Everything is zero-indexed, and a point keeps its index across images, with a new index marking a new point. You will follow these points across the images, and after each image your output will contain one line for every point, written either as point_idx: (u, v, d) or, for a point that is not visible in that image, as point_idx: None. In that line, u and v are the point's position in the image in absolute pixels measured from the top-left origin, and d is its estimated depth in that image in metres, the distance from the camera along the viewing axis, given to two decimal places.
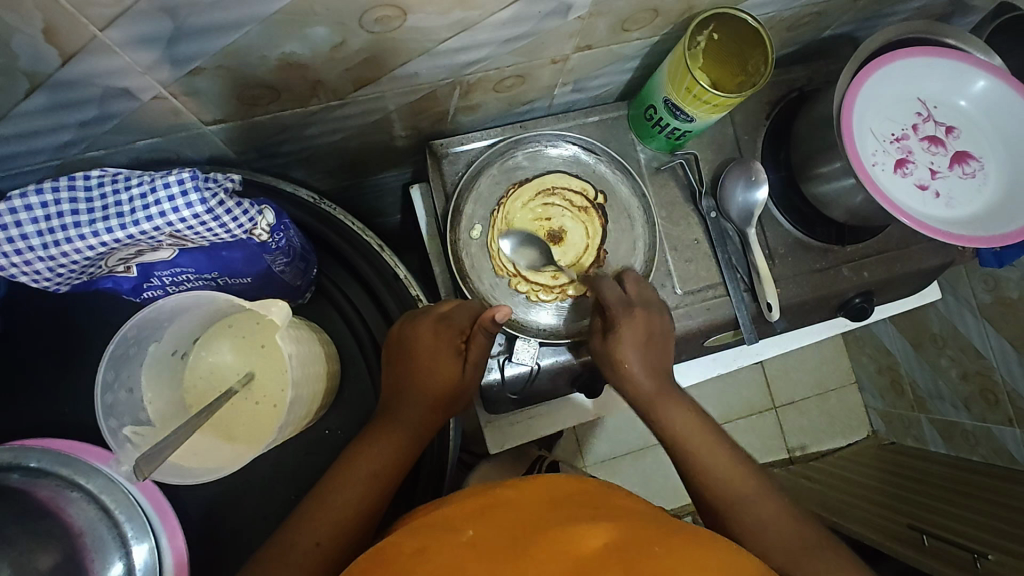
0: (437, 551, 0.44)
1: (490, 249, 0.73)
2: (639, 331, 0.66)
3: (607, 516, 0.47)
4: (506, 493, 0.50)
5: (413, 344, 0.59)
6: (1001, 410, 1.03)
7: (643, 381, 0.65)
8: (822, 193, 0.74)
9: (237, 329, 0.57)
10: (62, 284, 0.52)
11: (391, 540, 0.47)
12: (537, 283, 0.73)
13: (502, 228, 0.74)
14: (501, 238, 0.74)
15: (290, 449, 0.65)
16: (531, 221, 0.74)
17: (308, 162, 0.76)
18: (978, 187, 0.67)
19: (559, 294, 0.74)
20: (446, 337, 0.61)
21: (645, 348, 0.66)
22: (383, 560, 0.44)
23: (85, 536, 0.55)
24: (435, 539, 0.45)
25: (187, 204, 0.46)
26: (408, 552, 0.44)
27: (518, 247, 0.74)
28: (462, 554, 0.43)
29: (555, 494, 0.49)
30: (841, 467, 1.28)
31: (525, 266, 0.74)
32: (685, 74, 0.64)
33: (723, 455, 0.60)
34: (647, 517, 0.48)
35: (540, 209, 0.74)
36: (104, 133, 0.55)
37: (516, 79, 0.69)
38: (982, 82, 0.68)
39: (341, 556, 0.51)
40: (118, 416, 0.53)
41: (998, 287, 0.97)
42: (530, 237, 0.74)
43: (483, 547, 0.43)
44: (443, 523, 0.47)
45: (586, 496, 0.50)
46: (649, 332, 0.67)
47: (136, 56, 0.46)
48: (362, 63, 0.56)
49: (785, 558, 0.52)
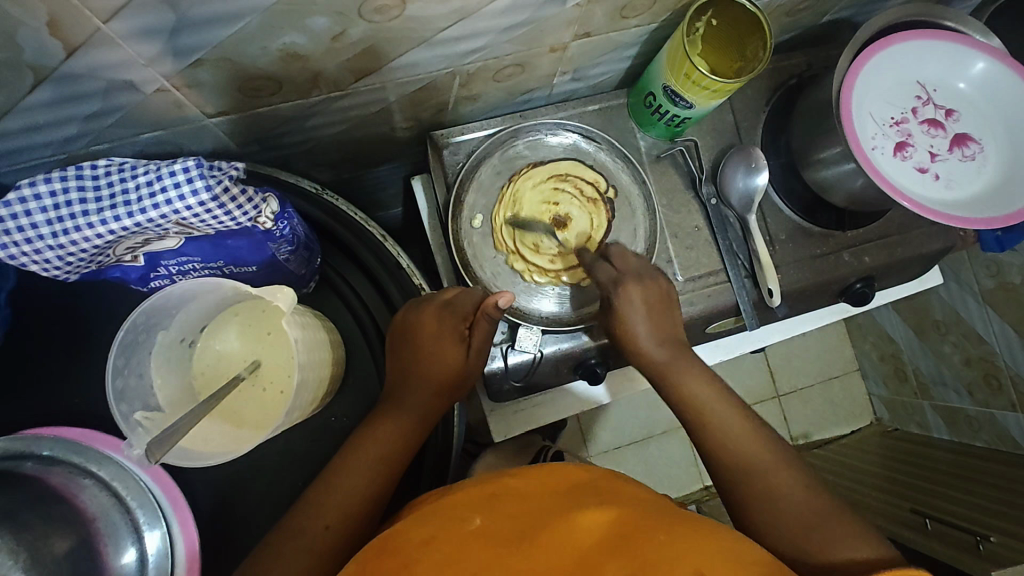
0: (443, 544, 0.44)
1: (493, 217, 0.73)
2: (632, 303, 0.66)
3: (611, 505, 0.47)
4: (512, 484, 0.50)
5: (419, 325, 0.60)
6: (1004, 395, 1.04)
7: (654, 347, 0.66)
8: (823, 178, 0.75)
9: (244, 316, 0.58)
10: (71, 274, 0.53)
11: (396, 529, 0.47)
12: (535, 264, 0.73)
13: (510, 203, 0.73)
14: (506, 213, 0.73)
15: (296, 438, 0.65)
16: (540, 202, 0.74)
17: (311, 154, 0.76)
18: (978, 169, 0.67)
19: (553, 279, 0.73)
20: (451, 321, 0.61)
21: (655, 319, 0.67)
22: (390, 550, 0.44)
23: (97, 521, 0.56)
24: (441, 529, 0.45)
25: (192, 192, 0.47)
26: (416, 543, 0.44)
27: (522, 219, 0.73)
28: (468, 548, 0.43)
29: (562, 482, 0.50)
30: (845, 455, 1.28)
31: (525, 243, 0.73)
32: (684, 59, 0.64)
33: (739, 423, 0.60)
34: (658, 507, 0.48)
35: (550, 192, 0.74)
36: (108, 127, 0.55)
37: (515, 68, 0.69)
38: (981, 65, 0.68)
39: (349, 541, 0.52)
40: (130, 401, 0.54)
41: (1001, 273, 0.97)
42: (535, 211, 0.74)
43: (487, 539, 0.44)
44: (449, 513, 0.47)
45: (590, 485, 0.50)
46: (648, 301, 0.67)
47: (139, 48, 0.46)
48: (363, 54, 0.56)
49: (801, 527, 0.51)
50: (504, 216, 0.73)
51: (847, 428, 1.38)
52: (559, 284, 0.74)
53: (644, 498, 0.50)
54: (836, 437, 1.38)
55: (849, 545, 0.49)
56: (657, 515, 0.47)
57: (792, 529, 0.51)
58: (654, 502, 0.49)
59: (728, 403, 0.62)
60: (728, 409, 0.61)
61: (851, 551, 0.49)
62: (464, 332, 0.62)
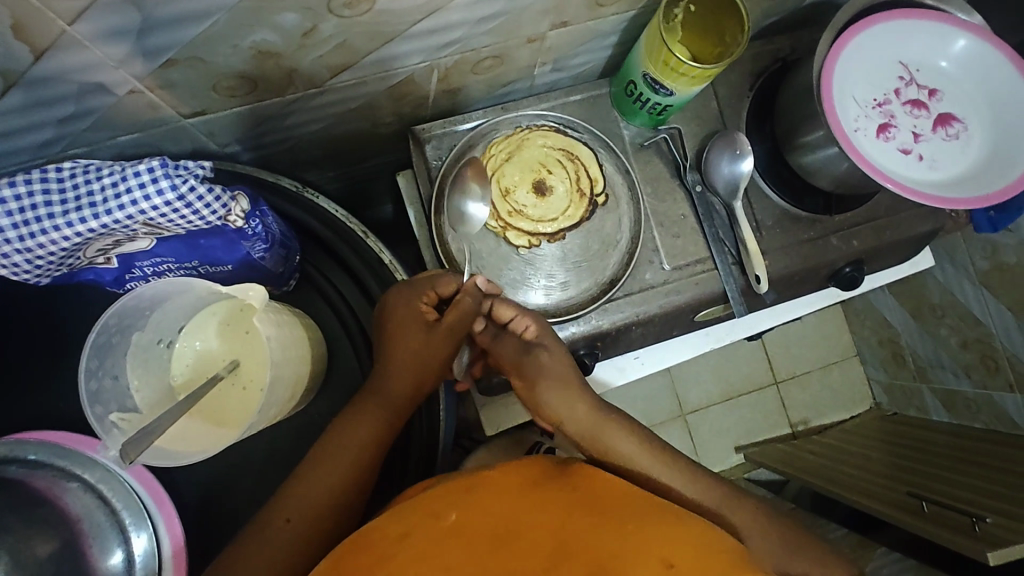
0: (417, 537, 0.44)
1: (489, 148, 0.74)
2: (552, 368, 0.61)
3: (586, 497, 0.48)
4: (489, 474, 0.49)
5: (385, 313, 0.61)
6: (1001, 376, 1.03)
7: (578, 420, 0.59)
8: (808, 162, 0.74)
9: (220, 317, 0.58)
10: (42, 278, 0.53)
11: (372, 525, 0.46)
12: (495, 206, 0.72)
13: (515, 144, 0.74)
14: (501, 150, 0.73)
15: (284, 434, 0.66)
16: (537, 161, 0.74)
17: (293, 153, 0.76)
18: (963, 148, 0.66)
19: (501, 229, 0.72)
20: (410, 305, 0.60)
21: (566, 386, 0.61)
22: (369, 546, 0.44)
23: (82, 522, 0.57)
24: (418, 523, 0.45)
25: (158, 191, 0.47)
26: (393, 537, 0.44)
27: (509, 166, 0.73)
28: (449, 543, 0.43)
29: (538, 468, 0.50)
30: (842, 438, 1.27)
31: (501, 183, 0.72)
32: (661, 46, 0.64)
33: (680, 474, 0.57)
34: (629, 495, 0.49)
35: (547, 158, 0.74)
36: (83, 131, 0.55)
37: (494, 60, 0.69)
38: (963, 43, 0.68)
39: (312, 534, 0.52)
40: (104, 403, 0.55)
41: (995, 253, 0.97)
42: (524, 167, 0.73)
43: (464, 531, 0.44)
44: (428, 506, 0.47)
45: (565, 473, 0.51)
46: (552, 370, 0.61)
47: (108, 49, 0.46)
48: (337, 49, 0.56)
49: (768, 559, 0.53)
50: (497, 155, 0.73)
51: (846, 414, 1.38)
52: (504, 243, 0.73)
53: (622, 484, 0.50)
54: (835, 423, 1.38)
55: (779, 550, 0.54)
56: (632, 505, 0.47)
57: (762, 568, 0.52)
58: (637, 494, 0.49)
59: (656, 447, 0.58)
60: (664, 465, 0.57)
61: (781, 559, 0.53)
62: (428, 317, 0.61)
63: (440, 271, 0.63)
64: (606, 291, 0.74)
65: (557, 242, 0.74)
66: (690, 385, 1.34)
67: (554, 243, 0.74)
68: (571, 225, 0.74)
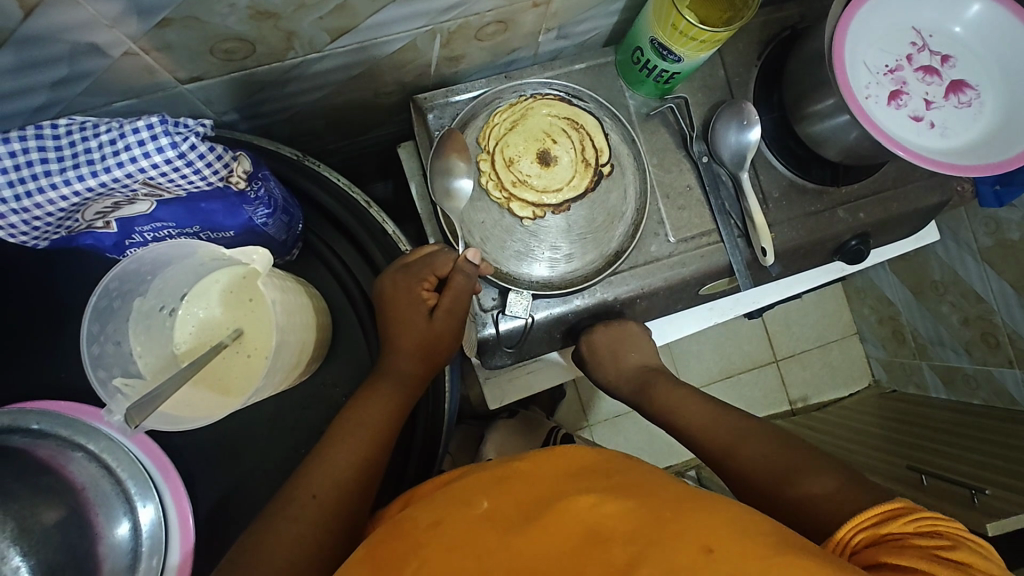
0: (451, 527, 0.46)
1: (491, 117, 0.72)
2: (606, 342, 0.77)
3: (620, 484, 0.48)
4: (521, 466, 0.51)
5: (384, 300, 0.60)
6: (1001, 352, 1.03)
7: (624, 380, 0.78)
8: (816, 132, 0.72)
9: (226, 285, 0.57)
10: (40, 241, 0.52)
11: (405, 517, 0.49)
12: (499, 175, 0.71)
13: (519, 113, 0.72)
14: (503, 118, 0.72)
15: (286, 405, 0.66)
16: (541, 130, 0.72)
17: (292, 123, 0.75)
18: (974, 116, 0.65)
19: (505, 199, 0.71)
20: (407, 294, 0.59)
21: (624, 355, 0.78)
22: (400, 535, 0.47)
23: (87, 491, 0.57)
24: (448, 513, 0.47)
25: (157, 148, 0.46)
26: (423, 526, 0.47)
27: (513, 135, 0.72)
28: (478, 529, 0.45)
29: (575, 462, 0.51)
30: (843, 416, 1.28)
31: (503, 152, 0.71)
32: (671, 10, 0.62)
33: (704, 415, 0.67)
34: (663, 487, 0.48)
35: (552, 127, 0.72)
36: (77, 95, 0.54)
37: (498, 25, 0.67)
38: (977, 7, 0.66)
39: (341, 509, 0.52)
40: (107, 367, 0.54)
41: (999, 229, 0.96)
42: (528, 137, 0.72)
43: (495, 521, 0.46)
44: (458, 498, 0.49)
45: (603, 469, 0.51)
46: (612, 347, 0.78)
47: (102, 7, 0.45)
48: (336, 11, 0.54)
49: (768, 481, 0.57)
50: (500, 124, 0.72)
51: (845, 391, 1.39)
52: (508, 215, 0.72)
53: (657, 477, 0.50)
54: (834, 400, 1.38)
55: (813, 477, 0.55)
56: (661, 490, 0.47)
57: (768, 476, 0.57)
58: (664, 478, 0.50)
59: (692, 395, 0.71)
60: (691, 406, 0.69)
61: (809, 485, 0.54)
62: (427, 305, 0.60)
63: (435, 249, 0.61)
64: (611, 263, 0.73)
65: (561, 214, 0.73)
66: (690, 363, 1.35)
67: (559, 214, 0.73)
68: (575, 195, 0.73)
